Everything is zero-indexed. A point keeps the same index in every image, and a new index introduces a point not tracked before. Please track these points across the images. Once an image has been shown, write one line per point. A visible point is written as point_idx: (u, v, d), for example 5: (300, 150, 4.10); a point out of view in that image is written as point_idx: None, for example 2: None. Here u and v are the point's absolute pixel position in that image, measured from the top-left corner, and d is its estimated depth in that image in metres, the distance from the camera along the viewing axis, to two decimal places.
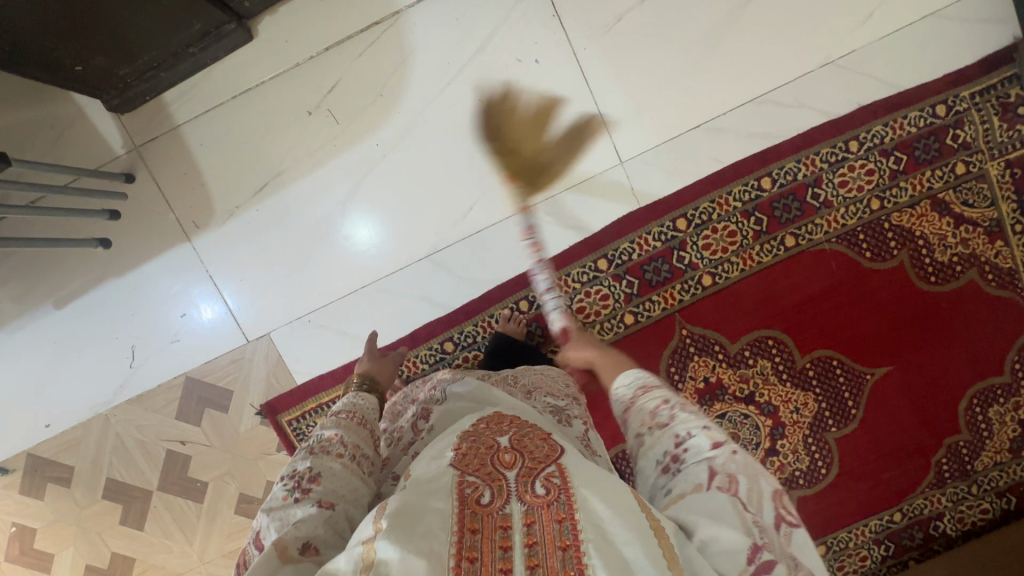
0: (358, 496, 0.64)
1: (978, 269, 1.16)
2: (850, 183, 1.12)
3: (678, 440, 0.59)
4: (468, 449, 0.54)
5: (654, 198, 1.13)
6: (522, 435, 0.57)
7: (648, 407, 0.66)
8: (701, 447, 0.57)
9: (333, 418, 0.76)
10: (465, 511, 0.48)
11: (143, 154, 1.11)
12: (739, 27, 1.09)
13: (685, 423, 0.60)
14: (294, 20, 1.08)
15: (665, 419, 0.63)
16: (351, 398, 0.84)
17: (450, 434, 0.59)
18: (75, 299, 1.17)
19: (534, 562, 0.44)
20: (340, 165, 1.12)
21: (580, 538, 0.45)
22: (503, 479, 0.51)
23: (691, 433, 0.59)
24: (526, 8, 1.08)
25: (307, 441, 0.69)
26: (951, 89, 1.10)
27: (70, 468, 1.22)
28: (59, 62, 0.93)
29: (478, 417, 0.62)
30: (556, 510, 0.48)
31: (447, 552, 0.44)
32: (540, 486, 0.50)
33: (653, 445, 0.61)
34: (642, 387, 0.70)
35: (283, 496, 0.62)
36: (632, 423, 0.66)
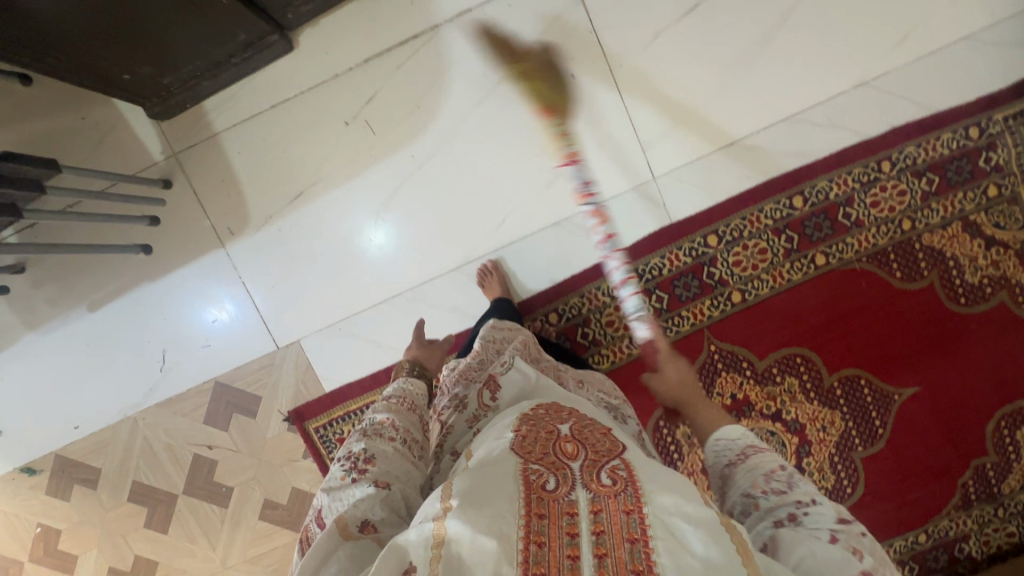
0: (411, 479, 0.67)
1: (1008, 292, 1.16)
2: (881, 203, 1.13)
3: (798, 505, 0.57)
4: (529, 434, 0.59)
5: (685, 215, 1.14)
6: (583, 425, 0.63)
7: (761, 468, 0.62)
8: (825, 516, 0.54)
9: (384, 403, 0.79)
10: (531, 496, 0.50)
11: (181, 161, 1.12)
12: (775, 46, 1.10)
13: (808, 491, 0.58)
14: (333, 31, 1.09)
15: (781, 485, 0.60)
16: (401, 382, 0.86)
17: (511, 416, 0.65)
18: (108, 302, 1.18)
19: (602, 551, 0.45)
20: (375, 175, 1.13)
21: (648, 533, 0.46)
22: (567, 468, 0.54)
23: (814, 500, 0.57)
24: (564, 24, 1.09)
25: (361, 425, 0.72)
26: (985, 112, 1.10)
27: (97, 470, 1.23)
28: (108, 70, 0.94)
29: (537, 403, 0.67)
30: (623, 501, 0.49)
31: (516, 534, 0.46)
32: (607, 477, 0.53)
33: (767, 506, 0.59)
34: (751, 446, 0.66)
35: (341, 475, 0.65)
36: (738, 482, 0.63)
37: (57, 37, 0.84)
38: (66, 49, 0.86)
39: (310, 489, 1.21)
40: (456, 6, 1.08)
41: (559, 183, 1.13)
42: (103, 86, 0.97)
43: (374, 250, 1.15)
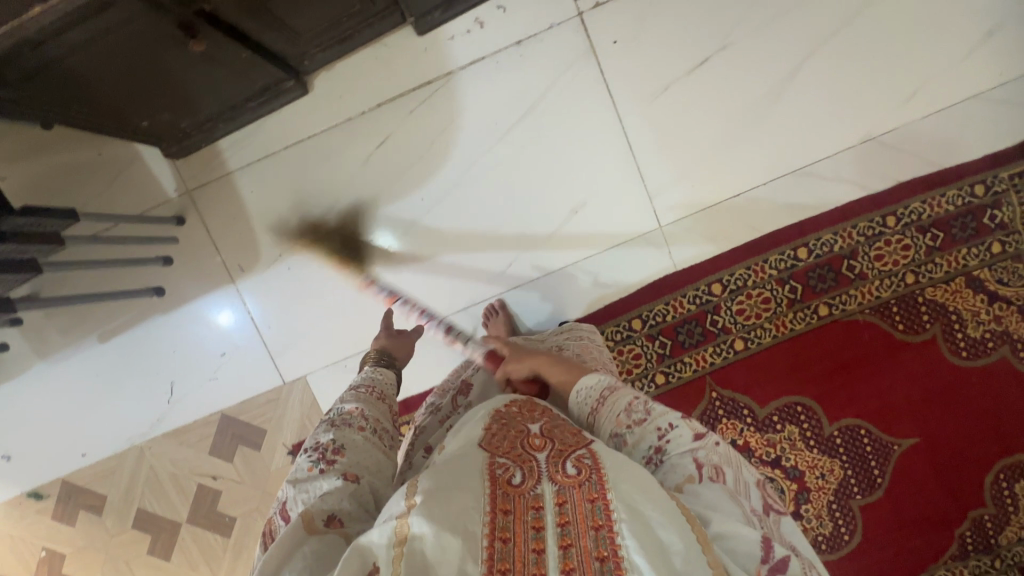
0: (380, 471, 0.68)
1: (1010, 346, 1.16)
2: (885, 256, 1.14)
3: (660, 435, 0.60)
4: (498, 431, 0.60)
5: (691, 263, 1.15)
6: (553, 425, 0.62)
7: (620, 404, 0.65)
8: (684, 438, 0.59)
9: (353, 392, 0.79)
10: (497, 491, 0.51)
11: (194, 198, 1.14)
12: (785, 99, 1.10)
13: (663, 414, 0.62)
14: (348, 76, 1.11)
15: (640, 415, 0.63)
16: (369, 371, 0.88)
17: (483, 410, 0.64)
18: (119, 333, 1.20)
19: (567, 542, 0.47)
20: (385, 217, 1.14)
21: (612, 519, 0.47)
22: (533, 461, 0.55)
23: (672, 426, 0.61)
24: (577, 73, 1.10)
25: (329, 416, 0.72)
26: (990, 170, 1.11)
27: (103, 496, 1.24)
28: (130, 119, 0.95)
29: (511, 401, 0.67)
30: (587, 490, 0.51)
31: (481, 531, 0.47)
32: (572, 466, 0.54)
33: (638, 443, 0.61)
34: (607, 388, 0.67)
35: (308, 467, 0.66)
36: (604, 425, 0.65)
37: (89, 100, 0.86)
38: (95, 109, 0.88)
39: None
40: (470, 54, 1.10)
41: (566, 230, 1.14)
42: (123, 133, 0.98)
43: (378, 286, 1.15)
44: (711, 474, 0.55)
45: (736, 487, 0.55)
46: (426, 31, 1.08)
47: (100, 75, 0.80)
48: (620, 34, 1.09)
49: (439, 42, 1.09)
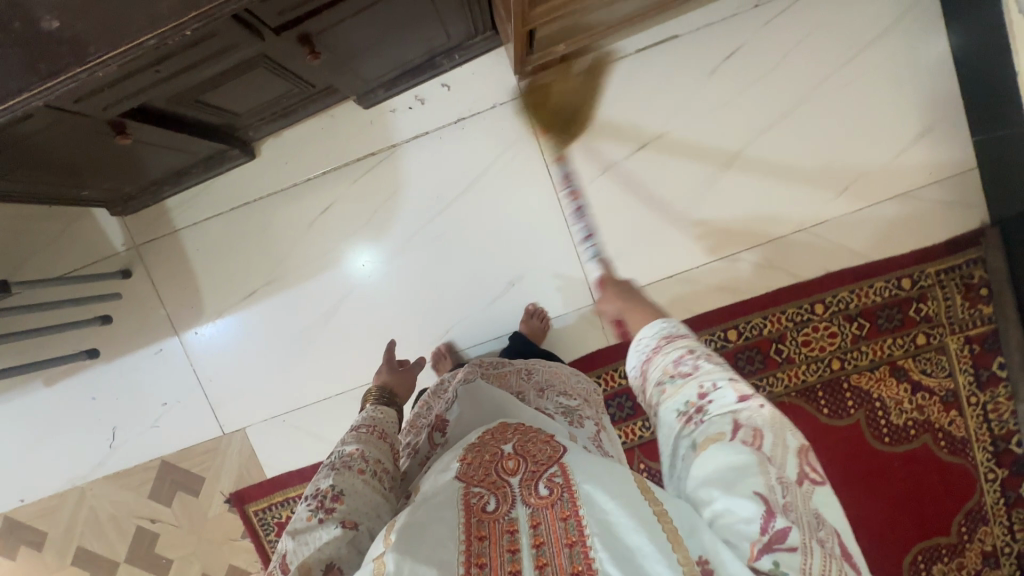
0: (380, 512, 0.67)
1: (931, 434, 1.19)
2: (812, 342, 1.17)
3: (703, 392, 0.60)
4: (474, 460, 0.59)
5: (623, 338, 1.17)
6: (525, 441, 0.61)
7: (670, 358, 0.66)
8: (726, 400, 0.57)
9: (352, 432, 0.77)
10: (472, 520, 0.51)
11: (141, 253, 1.17)
12: (718, 187, 1.14)
13: (710, 375, 0.61)
14: (295, 143, 1.14)
15: (687, 369, 0.63)
16: (369, 410, 0.85)
17: (457, 448, 0.64)
18: (64, 378, 1.23)
19: (542, 562, 0.47)
20: (325, 283, 1.18)
21: (585, 534, 0.47)
22: (508, 485, 0.55)
23: (715, 385, 0.60)
24: (519, 151, 1.13)
25: (330, 459, 0.71)
26: (917, 265, 1.14)
27: (43, 534, 1.27)
28: (71, 192, 0.98)
29: (484, 430, 0.66)
30: (560, 509, 0.50)
31: (457, 560, 0.47)
32: (544, 487, 0.53)
33: (676, 392, 0.62)
34: (665, 342, 0.69)
35: (307, 517, 0.65)
36: (653, 372, 0.67)
37: (24, 187, 0.88)
38: (28, 194, 0.91)
39: (246, 566, 1.26)
40: (415, 128, 1.12)
41: (501, 302, 1.17)
42: (67, 203, 1.01)
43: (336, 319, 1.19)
44: (744, 434, 0.53)
45: (774, 454, 0.52)
46: (371, 106, 1.11)
47: (29, 161, 0.81)
48: (561, 117, 1.12)
49: (386, 115, 1.12)
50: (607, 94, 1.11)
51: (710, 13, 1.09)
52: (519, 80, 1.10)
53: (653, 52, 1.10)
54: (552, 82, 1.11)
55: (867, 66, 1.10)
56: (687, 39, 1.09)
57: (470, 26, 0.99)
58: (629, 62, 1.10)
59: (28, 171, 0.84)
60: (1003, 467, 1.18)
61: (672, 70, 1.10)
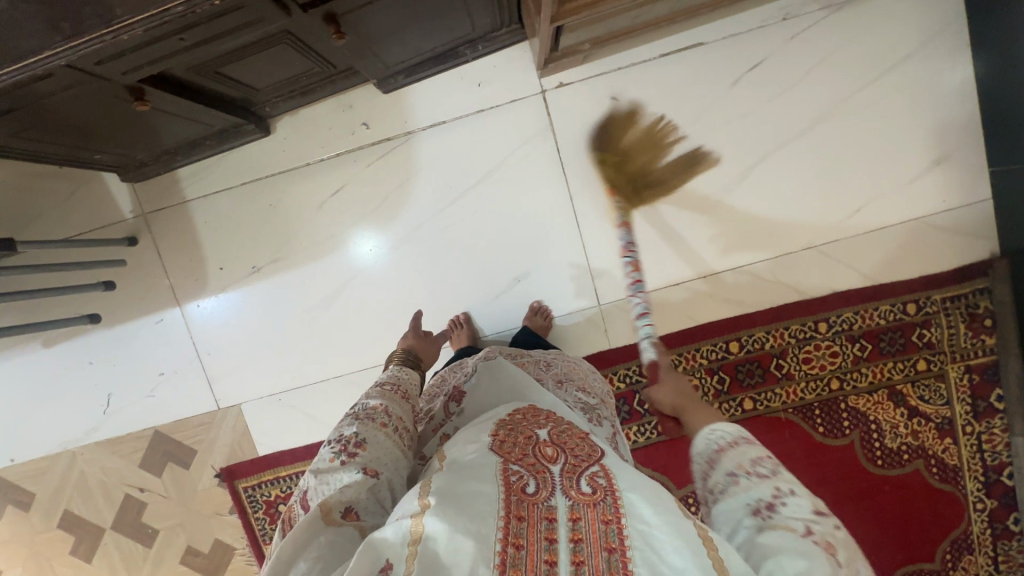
0: (398, 468, 0.69)
1: (924, 461, 1.19)
2: (813, 360, 1.17)
3: (777, 494, 0.53)
4: (508, 438, 0.61)
5: (626, 342, 1.17)
6: (561, 430, 0.64)
7: (748, 454, 0.58)
8: (801, 507, 0.51)
9: (378, 388, 0.81)
10: (511, 498, 0.52)
11: (149, 221, 1.16)
12: (731, 198, 1.14)
13: (792, 482, 0.54)
14: (311, 122, 1.13)
15: (766, 469, 0.56)
16: (396, 370, 0.90)
17: (490, 419, 0.68)
18: (62, 341, 1.22)
19: (579, 559, 0.48)
20: (331, 265, 1.17)
21: (625, 544, 0.48)
22: (548, 472, 0.56)
23: (793, 490, 0.53)
24: (535, 147, 1.12)
25: (355, 409, 0.74)
26: (924, 291, 1.14)
27: (32, 494, 1.27)
28: (83, 154, 0.98)
29: (514, 408, 0.70)
30: (602, 511, 0.51)
31: (495, 536, 0.48)
32: (586, 484, 0.55)
33: (750, 490, 0.55)
34: (744, 435, 0.61)
35: (330, 458, 0.67)
36: (725, 463, 0.58)
37: (35, 148, 0.88)
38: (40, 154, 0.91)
39: (233, 541, 1.28)
40: (433, 116, 1.12)
41: (506, 297, 1.17)
42: (79, 164, 1.01)
43: (341, 301, 1.18)
44: (817, 539, 0.48)
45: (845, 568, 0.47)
46: (390, 91, 1.10)
47: (42, 123, 0.81)
48: (580, 117, 1.11)
49: (404, 101, 1.11)
50: (628, 97, 1.10)
51: (737, 22, 1.08)
52: (541, 76, 1.09)
53: (677, 58, 1.09)
54: (573, 81, 1.10)
55: (891, 88, 1.09)
56: (712, 47, 1.08)
57: (495, 18, 0.99)
58: (652, 66, 1.09)
59: (39, 133, 0.84)
60: (993, 498, 1.18)
61: (694, 78, 1.09)
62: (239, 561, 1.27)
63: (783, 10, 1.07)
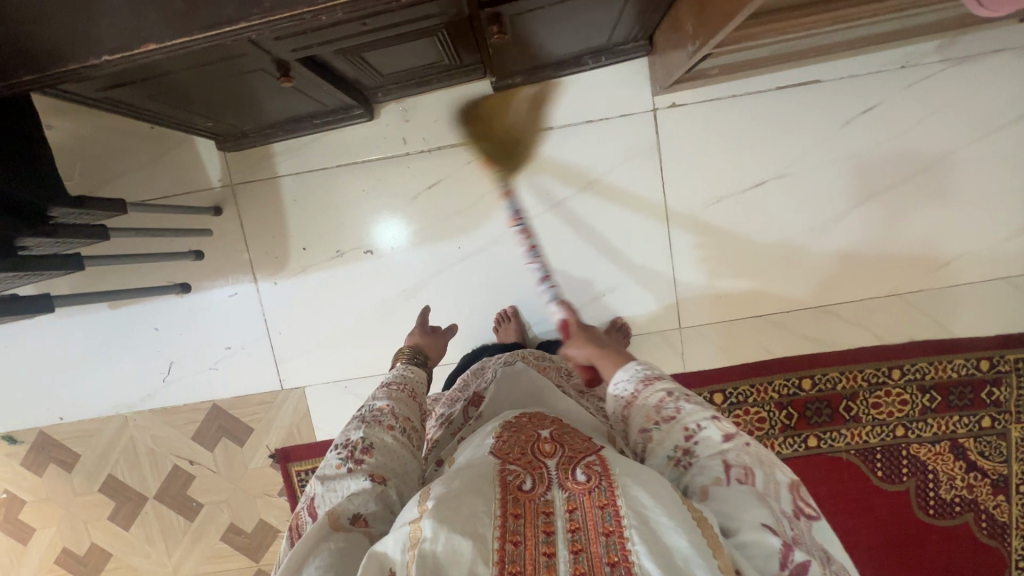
0: (406, 473, 0.68)
1: (974, 514, 1.19)
2: (882, 406, 1.17)
3: (690, 438, 0.58)
4: (510, 439, 0.59)
5: (699, 367, 1.18)
6: (565, 431, 0.61)
7: (652, 402, 0.64)
8: (712, 440, 0.57)
9: (384, 389, 0.80)
10: (507, 497, 0.50)
11: (236, 192, 1.14)
12: (822, 236, 1.14)
13: (694, 416, 0.60)
14: (416, 113, 1.11)
15: (670, 412, 0.62)
16: (402, 368, 0.87)
17: (494, 425, 0.65)
18: (128, 303, 1.19)
19: (578, 547, 0.45)
20: (418, 257, 1.16)
21: (622, 524, 0.45)
22: (544, 467, 0.53)
23: (701, 426, 0.59)
24: (639, 165, 1.12)
25: (360, 412, 0.73)
26: (998, 349, 1.15)
27: (76, 455, 1.24)
28: (194, 120, 0.94)
29: (522, 412, 0.68)
30: (597, 497, 0.48)
31: (491, 534, 0.45)
32: (582, 473, 0.51)
33: (661, 440, 0.60)
34: (646, 382, 0.67)
35: (337, 464, 0.66)
36: (635, 421, 0.64)
37: (154, 111, 0.85)
38: (157, 116, 0.88)
39: (277, 524, 1.25)
40: (540, 121, 1.11)
41: (586, 311, 1.16)
42: (188, 129, 0.98)
43: (421, 295, 1.17)
44: (736, 473, 0.53)
45: (767, 488, 0.52)
46: (503, 90, 1.09)
47: (172, 91, 0.78)
48: (686, 140, 1.11)
49: (513, 104, 1.10)
50: (737, 127, 1.10)
51: (856, 65, 1.08)
52: (655, 94, 1.09)
53: (793, 92, 1.09)
54: (686, 103, 1.10)
55: (997, 147, 1.10)
56: (827, 86, 1.09)
57: (629, 32, 0.98)
58: (766, 98, 1.09)
59: (162, 98, 0.80)
60: None
61: (805, 115, 1.10)
62: (280, 544, 1.25)
63: (903, 58, 1.07)
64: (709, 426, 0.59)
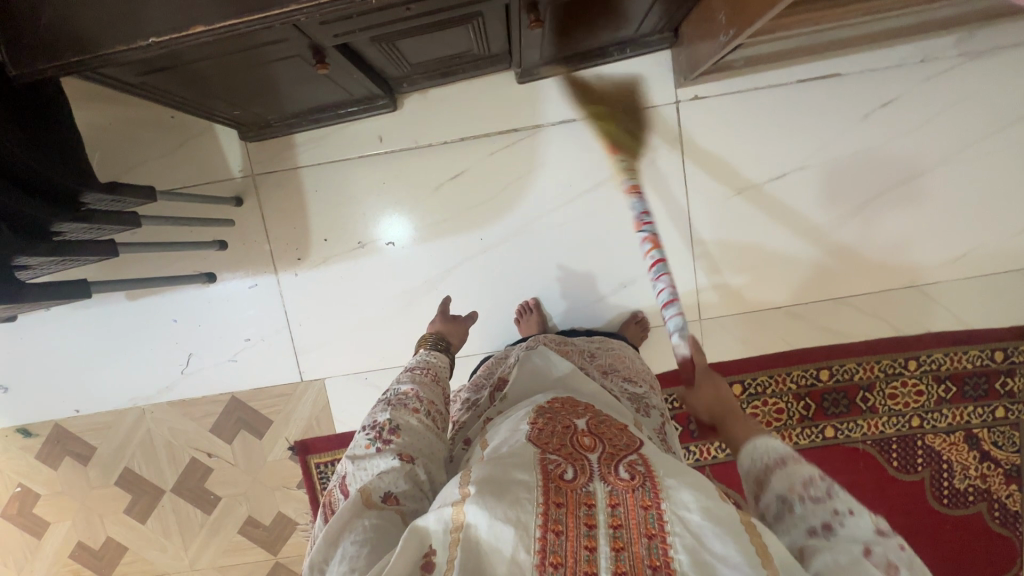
0: (433, 453, 0.68)
1: (987, 504, 1.20)
2: (899, 397, 1.18)
3: (836, 516, 0.48)
4: (546, 427, 0.57)
5: (718, 358, 1.19)
6: (599, 421, 0.60)
7: (797, 474, 0.53)
8: (862, 529, 0.47)
9: (408, 372, 0.80)
10: (549, 485, 0.49)
11: (257, 183, 1.14)
12: (840, 228, 1.15)
13: (849, 501, 0.49)
14: (439, 104, 1.11)
15: (820, 490, 0.51)
16: (424, 354, 0.88)
17: (526, 409, 0.64)
18: (145, 295, 1.18)
19: (619, 545, 0.44)
20: (439, 248, 1.16)
21: (665, 529, 0.44)
22: (585, 460, 0.52)
23: (852, 510, 0.48)
24: (661, 157, 1.12)
25: (386, 395, 0.73)
26: (1013, 340, 1.16)
27: (92, 448, 1.23)
28: (222, 107, 0.93)
29: (554, 397, 0.66)
30: (641, 496, 0.47)
31: (534, 522, 0.45)
32: (625, 471, 0.50)
33: (803, 516, 0.50)
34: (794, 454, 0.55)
35: (366, 445, 0.66)
36: (773, 486, 0.54)
37: (182, 98, 0.84)
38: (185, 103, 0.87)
39: (295, 516, 1.25)
40: (564, 113, 1.11)
41: (608, 302, 1.16)
42: (212, 116, 0.97)
43: (443, 286, 1.17)
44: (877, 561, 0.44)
45: None
46: (527, 81, 1.09)
47: (203, 78, 0.78)
48: (707, 133, 1.12)
49: (537, 95, 1.10)
50: (759, 120, 1.11)
51: (877, 58, 1.09)
52: (677, 86, 1.09)
53: (814, 85, 1.10)
54: (708, 95, 1.10)
55: (1013, 140, 1.11)
56: (848, 79, 1.10)
57: (655, 24, 0.99)
58: (787, 90, 1.10)
59: (190, 83, 0.79)
60: None
61: (825, 109, 1.11)
62: (299, 537, 1.25)
63: (922, 52, 1.09)
64: (866, 512, 0.48)
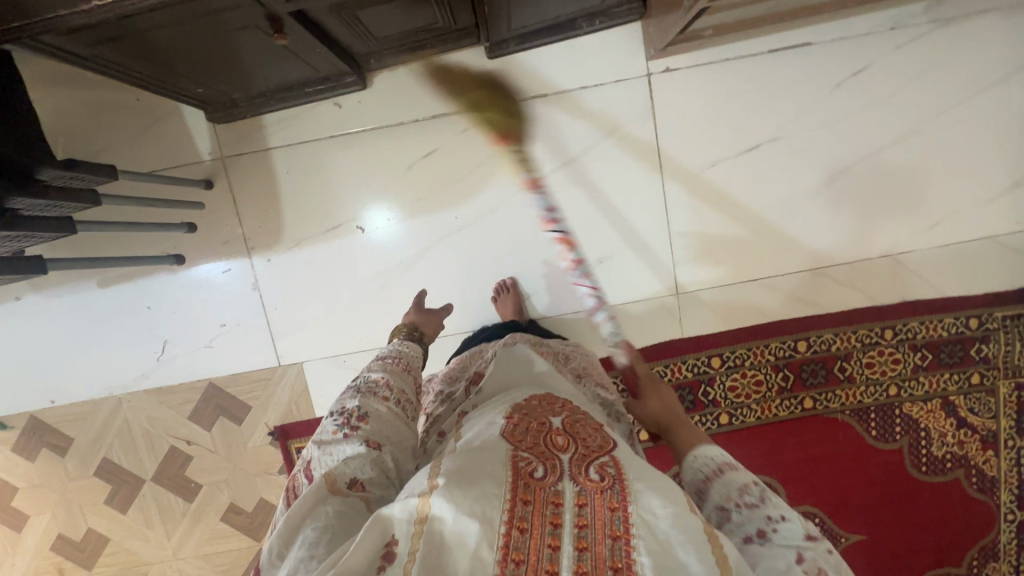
0: (402, 442, 0.68)
1: (964, 470, 1.21)
2: (876, 366, 1.19)
3: (770, 523, 0.52)
4: (521, 423, 0.58)
5: (697, 332, 1.19)
6: (575, 420, 0.60)
7: (735, 482, 0.57)
8: (794, 533, 0.51)
9: (379, 361, 0.79)
10: (518, 482, 0.49)
11: (228, 165, 1.12)
12: (815, 200, 1.16)
13: (779, 506, 0.53)
14: (410, 83, 1.10)
15: (754, 497, 0.55)
16: (397, 343, 0.87)
17: (505, 404, 0.64)
18: (118, 282, 1.17)
19: (583, 545, 0.44)
20: (415, 228, 1.15)
21: (630, 532, 0.44)
22: (557, 458, 0.53)
23: (784, 517, 0.52)
24: (634, 131, 1.12)
25: (356, 382, 0.73)
26: (988, 307, 1.17)
27: (69, 439, 1.22)
28: (187, 85, 0.92)
29: (531, 394, 0.67)
30: (609, 498, 0.48)
31: (500, 518, 0.45)
32: (595, 472, 0.51)
33: (739, 524, 0.54)
34: (731, 461, 0.60)
35: (333, 430, 0.66)
36: (711, 496, 0.58)
37: (145, 75, 0.84)
38: (148, 80, 0.86)
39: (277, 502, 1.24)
40: (535, 90, 1.10)
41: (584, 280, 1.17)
42: (178, 94, 0.95)
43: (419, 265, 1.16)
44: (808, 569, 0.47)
45: None
46: (496, 56, 1.08)
47: (161, 53, 0.77)
48: (680, 107, 1.11)
49: (507, 70, 1.09)
50: (731, 92, 1.11)
51: (847, 27, 1.09)
52: (648, 58, 1.09)
53: (785, 55, 1.10)
54: (679, 67, 1.10)
55: (984, 106, 1.12)
56: (819, 49, 1.10)
57: None
58: (759, 61, 1.10)
59: (149, 59, 0.78)
60: None
61: (797, 79, 1.11)
62: None
63: (892, 19, 1.09)
64: (796, 519, 0.52)
